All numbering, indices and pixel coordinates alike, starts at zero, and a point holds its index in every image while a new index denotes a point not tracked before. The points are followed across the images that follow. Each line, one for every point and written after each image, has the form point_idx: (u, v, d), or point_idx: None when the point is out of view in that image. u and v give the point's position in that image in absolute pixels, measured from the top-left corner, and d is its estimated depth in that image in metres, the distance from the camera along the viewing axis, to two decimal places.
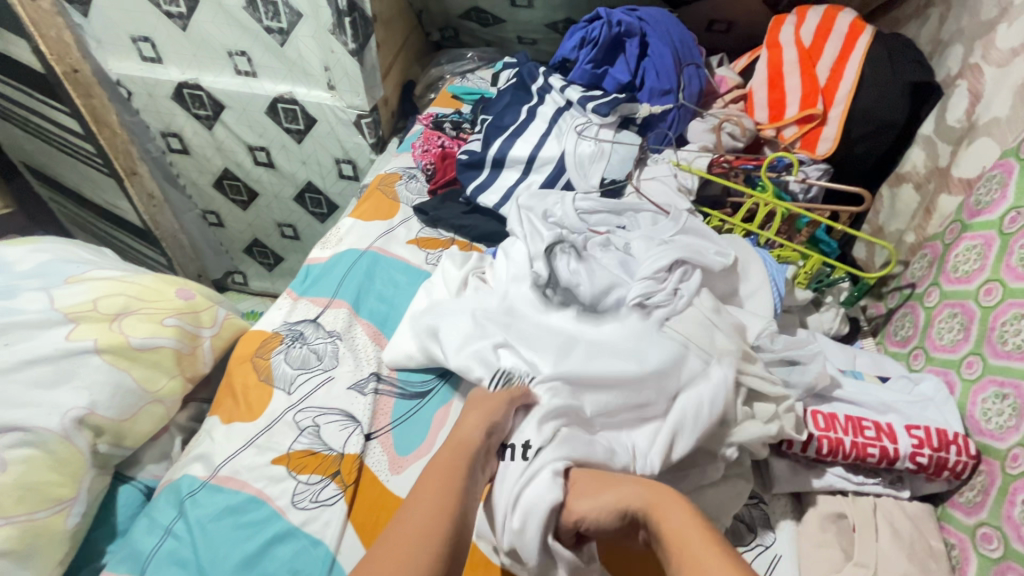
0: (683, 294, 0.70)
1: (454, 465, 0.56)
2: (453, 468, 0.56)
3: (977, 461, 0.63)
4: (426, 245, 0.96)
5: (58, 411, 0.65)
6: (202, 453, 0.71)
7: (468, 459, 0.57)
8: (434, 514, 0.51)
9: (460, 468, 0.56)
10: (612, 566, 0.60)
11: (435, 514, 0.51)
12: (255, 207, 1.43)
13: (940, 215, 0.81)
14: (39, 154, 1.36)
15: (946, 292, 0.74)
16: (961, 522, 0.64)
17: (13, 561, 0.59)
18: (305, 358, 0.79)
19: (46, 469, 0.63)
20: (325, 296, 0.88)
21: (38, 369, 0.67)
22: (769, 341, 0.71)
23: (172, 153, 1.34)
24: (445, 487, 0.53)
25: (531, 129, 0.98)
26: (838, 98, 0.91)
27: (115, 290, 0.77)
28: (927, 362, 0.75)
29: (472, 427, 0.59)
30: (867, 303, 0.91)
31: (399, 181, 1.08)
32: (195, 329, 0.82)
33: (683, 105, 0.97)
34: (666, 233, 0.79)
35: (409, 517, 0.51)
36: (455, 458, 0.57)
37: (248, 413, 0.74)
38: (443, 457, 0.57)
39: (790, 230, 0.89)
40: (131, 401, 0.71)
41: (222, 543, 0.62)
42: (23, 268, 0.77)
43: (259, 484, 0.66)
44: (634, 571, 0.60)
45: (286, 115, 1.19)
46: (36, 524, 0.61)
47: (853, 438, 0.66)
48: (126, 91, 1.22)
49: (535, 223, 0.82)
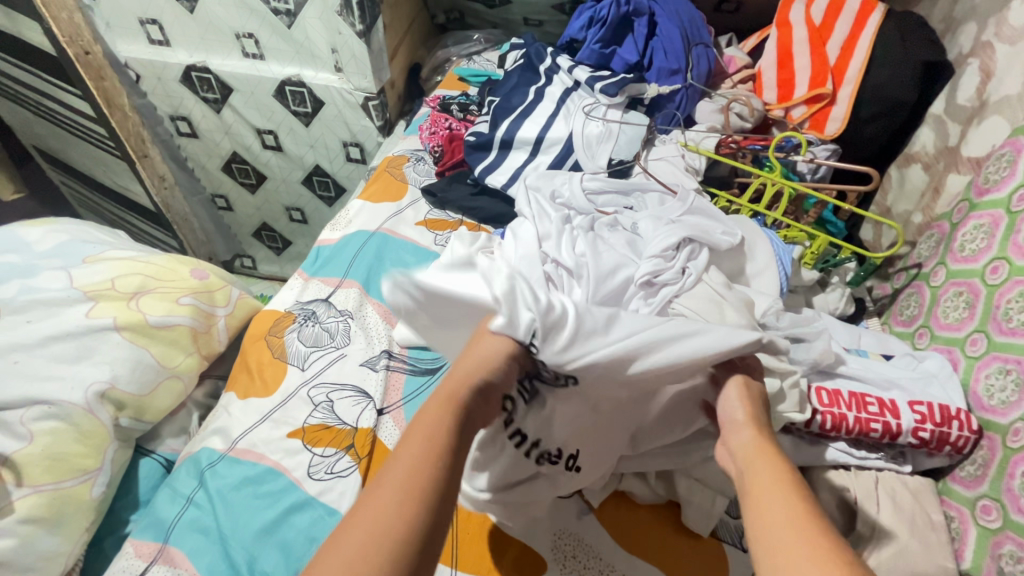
0: (691, 273, 0.71)
1: (439, 422, 0.47)
2: (436, 426, 0.47)
3: (978, 436, 0.65)
4: (435, 226, 0.97)
5: (81, 385, 0.67)
6: (220, 427, 0.73)
7: (456, 419, 0.48)
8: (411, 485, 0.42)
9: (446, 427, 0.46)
10: (616, 533, 0.65)
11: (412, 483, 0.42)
12: (263, 191, 1.44)
13: (948, 195, 0.81)
14: (51, 138, 1.38)
15: (953, 271, 0.74)
16: (961, 495, 0.65)
17: (44, 527, 0.61)
18: (318, 336, 0.81)
19: (72, 441, 0.65)
20: (336, 276, 0.89)
21: (60, 346, 0.69)
22: (775, 319, 0.71)
23: (181, 136, 1.35)
24: (426, 451, 0.44)
25: (539, 110, 0.98)
26: (848, 77, 0.90)
27: (132, 270, 0.79)
28: (932, 340, 0.76)
29: (464, 377, 0.51)
30: (873, 283, 0.92)
31: (407, 163, 1.09)
32: (210, 308, 0.83)
33: (691, 85, 0.97)
34: (674, 213, 0.79)
35: (382, 486, 0.42)
36: (441, 411, 0.47)
37: (264, 389, 0.76)
38: (427, 411, 0.48)
39: (797, 210, 0.89)
40: (150, 376, 0.73)
41: (242, 512, 0.64)
42: (42, 248, 0.79)
43: (276, 456, 0.68)
44: (639, 540, 0.64)
45: (293, 98, 1.20)
46: (64, 492, 0.63)
47: (857, 414, 0.67)
48: (135, 74, 1.23)
49: (543, 204, 0.83)
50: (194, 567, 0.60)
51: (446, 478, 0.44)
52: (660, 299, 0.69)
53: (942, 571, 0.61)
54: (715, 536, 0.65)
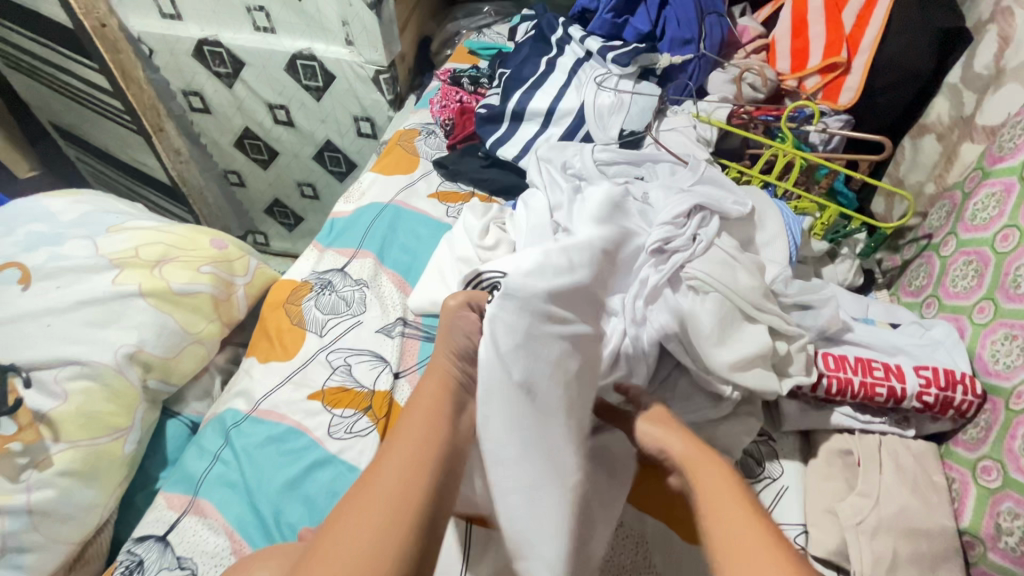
0: (702, 239, 0.72)
1: (437, 402, 0.53)
2: (435, 404, 0.53)
3: (982, 400, 0.66)
4: (447, 199, 0.98)
5: (110, 347, 0.70)
6: (243, 390, 0.76)
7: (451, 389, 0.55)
8: (420, 450, 0.48)
9: (445, 402, 0.53)
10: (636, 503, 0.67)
11: (419, 449, 0.48)
12: (275, 166, 1.45)
13: (961, 164, 0.81)
14: (68, 113, 1.40)
15: (962, 240, 0.75)
16: (962, 457, 0.67)
17: (80, 480, 0.65)
18: (334, 304, 0.83)
19: (104, 400, 0.68)
20: (351, 247, 0.91)
21: (89, 310, 0.71)
22: (784, 285, 0.73)
23: (193, 112, 1.36)
24: (429, 422, 0.51)
25: (550, 81, 0.99)
26: (863, 46, 0.89)
27: (154, 239, 0.81)
28: (940, 310, 0.76)
29: (445, 354, 0.58)
30: (883, 255, 0.92)
31: (418, 137, 1.09)
32: (229, 277, 0.85)
33: (704, 55, 0.96)
34: (684, 182, 0.80)
35: (395, 452, 0.48)
36: (438, 392, 0.54)
37: (284, 353, 0.78)
38: (425, 388, 0.55)
39: (808, 181, 0.89)
40: (175, 341, 0.76)
41: (268, 468, 0.67)
42: (67, 218, 0.81)
43: (297, 416, 0.71)
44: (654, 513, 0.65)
45: (305, 71, 1.20)
46: (98, 448, 0.67)
47: (862, 378, 0.68)
48: (148, 49, 1.23)
49: (554, 175, 0.84)
50: (224, 519, 0.64)
51: (449, 445, 0.51)
52: (672, 263, 0.70)
53: (942, 529, 0.63)
54: None
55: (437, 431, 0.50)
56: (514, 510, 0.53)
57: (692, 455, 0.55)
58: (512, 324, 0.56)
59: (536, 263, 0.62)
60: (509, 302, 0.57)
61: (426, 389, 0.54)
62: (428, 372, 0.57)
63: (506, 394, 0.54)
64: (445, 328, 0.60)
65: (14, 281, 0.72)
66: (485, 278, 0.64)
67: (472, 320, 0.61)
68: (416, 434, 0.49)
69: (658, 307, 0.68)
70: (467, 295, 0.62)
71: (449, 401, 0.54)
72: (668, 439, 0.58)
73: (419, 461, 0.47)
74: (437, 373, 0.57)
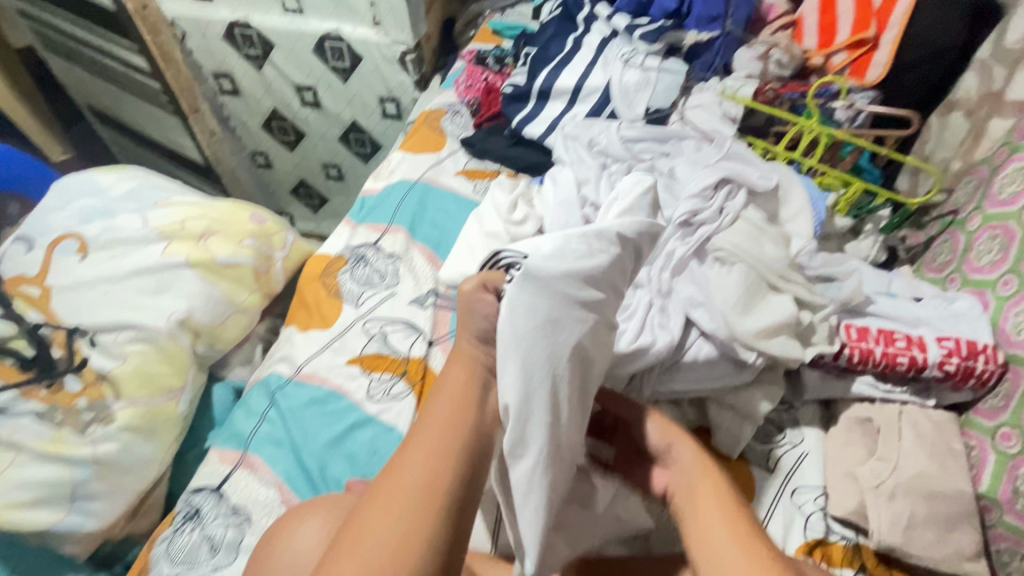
0: (728, 212, 0.74)
1: (460, 405, 0.52)
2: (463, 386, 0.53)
3: (1003, 370, 0.67)
4: (474, 176, 1.00)
5: (163, 314, 0.74)
6: (285, 355, 0.80)
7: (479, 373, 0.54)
8: (435, 464, 0.48)
9: (472, 388, 0.53)
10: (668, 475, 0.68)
11: (434, 464, 0.48)
12: (302, 148, 1.48)
13: (989, 140, 0.81)
14: (105, 96, 1.45)
15: (989, 216, 0.75)
16: (983, 426, 0.68)
17: (139, 435, 0.70)
18: (369, 277, 0.86)
19: (158, 362, 0.73)
20: (383, 223, 0.94)
21: (142, 279, 0.76)
22: (808, 259, 0.75)
23: (224, 94, 1.40)
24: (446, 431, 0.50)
25: (577, 59, 1.00)
26: (893, 20, 0.88)
27: (198, 213, 0.85)
28: (964, 284, 0.77)
29: (471, 342, 0.56)
30: (906, 233, 0.91)
31: (444, 117, 1.11)
32: (268, 250, 0.89)
33: (730, 32, 0.97)
34: (710, 159, 0.82)
35: (408, 467, 0.48)
36: (461, 392, 0.53)
37: (323, 322, 0.82)
38: (449, 385, 0.53)
39: (833, 157, 0.89)
40: (221, 309, 0.80)
41: (312, 427, 0.71)
42: (116, 193, 0.85)
43: (338, 380, 0.75)
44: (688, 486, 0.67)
45: (332, 53, 1.22)
46: (155, 407, 0.71)
47: (884, 348, 0.70)
48: (181, 32, 1.28)
49: (581, 152, 0.87)
50: (273, 472, 0.69)
51: (472, 443, 0.50)
52: (697, 236, 0.72)
53: (962, 494, 0.65)
54: (744, 459, 0.71)
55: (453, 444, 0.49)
56: (534, 492, 0.53)
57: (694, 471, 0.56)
58: (533, 306, 0.52)
59: (559, 242, 0.54)
60: (529, 285, 0.52)
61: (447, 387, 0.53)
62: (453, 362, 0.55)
63: (524, 380, 0.52)
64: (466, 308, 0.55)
65: (74, 250, 0.76)
66: (503, 258, 0.56)
67: (490, 303, 0.54)
68: (431, 446, 0.49)
69: (685, 278, 0.71)
70: (482, 275, 0.55)
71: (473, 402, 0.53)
72: (678, 449, 0.59)
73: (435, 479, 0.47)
74: (464, 366, 0.55)
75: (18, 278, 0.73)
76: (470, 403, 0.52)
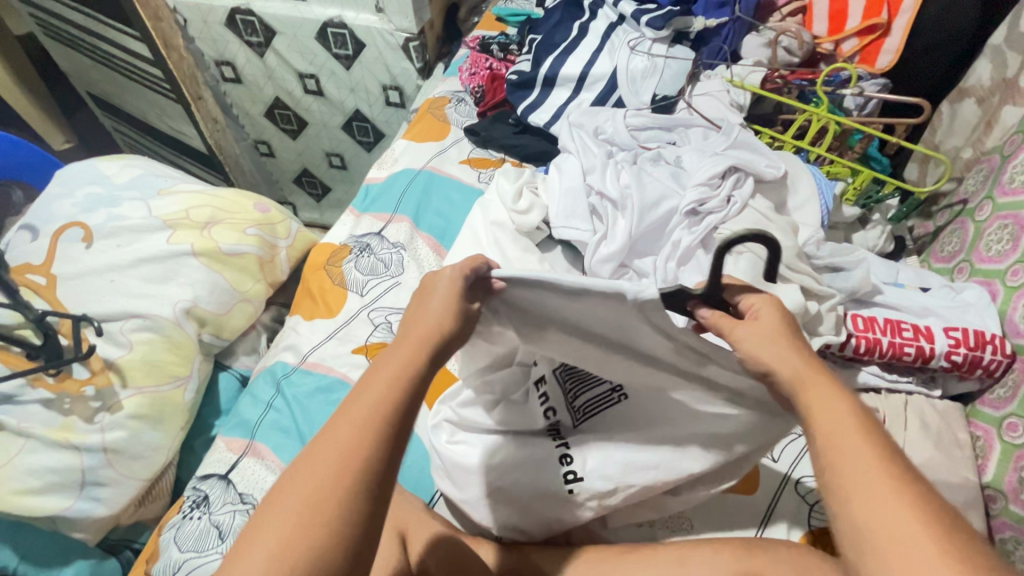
0: (736, 201, 0.74)
1: (392, 390, 0.40)
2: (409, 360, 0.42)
3: (1011, 360, 0.67)
4: (478, 164, 0.99)
5: (169, 302, 0.75)
6: (291, 344, 0.80)
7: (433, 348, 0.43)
8: (336, 468, 0.36)
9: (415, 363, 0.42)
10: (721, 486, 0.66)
11: (337, 466, 0.36)
12: (305, 136, 1.47)
13: (1002, 127, 0.79)
14: (107, 84, 1.44)
15: (999, 205, 0.74)
16: (989, 416, 0.68)
17: (147, 423, 0.70)
18: (373, 266, 0.86)
19: (165, 350, 0.73)
20: (387, 212, 0.94)
21: (148, 268, 0.76)
22: (815, 248, 0.74)
23: (226, 83, 1.40)
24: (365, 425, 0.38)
25: (583, 45, 0.99)
26: (905, 6, 0.86)
27: (203, 202, 0.84)
28: (972, 274, 0.76)
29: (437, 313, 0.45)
30: (915, 222, 0.91)
31: (448, 104, 1.10)
32: (273, 239, 0.88)
33: (739, 18, 0.95)
34: (717, 147, 0.81)
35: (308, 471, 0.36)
36: (398, 376, 0.40)
37: (328, 311, 0.82)
38: (388, 361, 0.42)
39: (841, 146, 0.89)
40: (226, 298, 0.80)
41: (318, 415, 0.72)
42: (120, 181, 0.85)
43: (344, 368, 0.76)
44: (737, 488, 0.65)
45: (335, 40, 1.21)
46: (162, 394, 0.72)
47: (891, 338, 0.70)
48: (183, 19, 1.28)
49: (586, 140, 0.86)
50: (280, 459, 0.69)
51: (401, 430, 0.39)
52: (703, 225, 0.73)
53: (966, 483, 0.65)
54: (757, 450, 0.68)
55: (365, 445, 0.37)
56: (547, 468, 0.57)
57: (807, 378, 0.42)
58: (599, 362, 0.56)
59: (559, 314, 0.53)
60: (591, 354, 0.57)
61: (387, 362, 0.42)
62: (408, 333, 0.44)
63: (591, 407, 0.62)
64: (451, 290, 0.47)
65: (78, 239, 0.76)
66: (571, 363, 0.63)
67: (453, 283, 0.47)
68: (339, 442, 0.37)
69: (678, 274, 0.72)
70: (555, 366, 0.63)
71: (411, 391, 0.40)
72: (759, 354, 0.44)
73: (330, 484, 0.35)
74: (414, 343, 0.43)
75: (23, 267, 0.74)
76: (406, 393, 0.40)
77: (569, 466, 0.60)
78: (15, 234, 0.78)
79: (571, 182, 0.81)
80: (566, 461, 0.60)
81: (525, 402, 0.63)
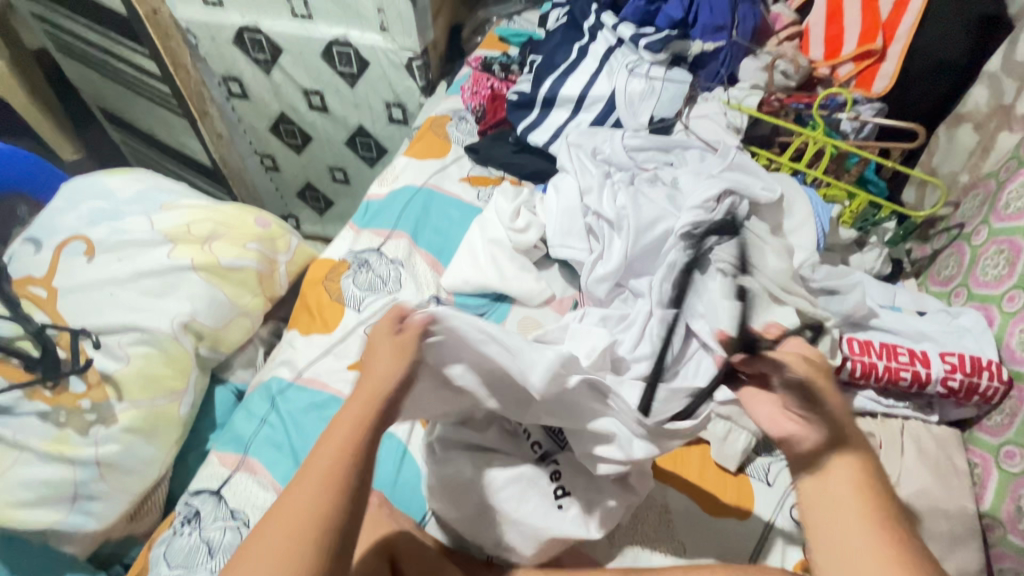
0: (730, 224, 0.74)
1: (361, 419, 0.44)
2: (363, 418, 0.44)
3: (1008, 387, 0.66)
4: (477, 182, 1.00)
5: (167, 316, 0.75)
6: (286, 359, 0.80)
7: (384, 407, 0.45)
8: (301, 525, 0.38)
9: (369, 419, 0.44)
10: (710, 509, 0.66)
11: (304, 522, 0.38)
12: (309, 151, 1.48)
13: (998, 152, 0.80)
14: (116, 98, 1.47)
15: (995, 230, 0.74)
16: (986, 442, 0.68)
17: (141, 437, 0.70)
18: (372, 282, 0.87)
19: (162, 363, 0.74)
20: (386, 228, 0.94)
21: (147, 281, 0.77)
22: (811, 271, 0.74)
23: (233, 99, 1.41)
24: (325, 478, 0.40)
25: (582, 67, 1.00)
26: (899, 33, 0.88)
27: (204, 216, 0.85)
28: (968, 299, 0.76)
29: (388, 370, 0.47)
30: (913, 245, 0.91)
31: (449, 123, 1.11)
32: (272, 254, 0.89)
33: (736, 42, 0.96)
34: (713, 169, 0.82)
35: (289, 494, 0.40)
36: (363, 406, 0.44)
37: (325, 326, 0.83)
38: (346, 413, 0.44)
39: (838, 168, 0.89)
40: (224, 312, 0.81)
41: (311, 432, 0.72)
42: (124, 195, 0.86)
43: (338, 385, 0.76)
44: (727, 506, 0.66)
45: (340, 58, 1.23)
46: (157, 408, 0.72)
47: (887, 363, 0.69)
48: (194, 40, 1.29)
49: (584, 160, 0.87)
50: (273, 475, 0.69)
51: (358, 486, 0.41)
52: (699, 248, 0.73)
53: (963, 511, 0.64)
54: (743, 472, 0.68)
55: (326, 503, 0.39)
56: None
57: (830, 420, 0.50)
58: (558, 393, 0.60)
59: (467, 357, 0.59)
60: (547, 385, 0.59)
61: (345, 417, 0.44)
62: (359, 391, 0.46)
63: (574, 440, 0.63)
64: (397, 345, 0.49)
65: (80, 253, 0.77)
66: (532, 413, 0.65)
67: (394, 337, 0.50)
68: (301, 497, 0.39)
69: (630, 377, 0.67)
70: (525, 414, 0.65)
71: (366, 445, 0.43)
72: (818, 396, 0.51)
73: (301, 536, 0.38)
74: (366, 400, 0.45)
75: (26, 280, 0.74)
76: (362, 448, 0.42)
77: (558, 481, 0.63)
78: (18, 246, 0.79)
79: (567, 200, 0.82)
80: (555, 477, 0.63)
81: (514, 435, 0.66)
